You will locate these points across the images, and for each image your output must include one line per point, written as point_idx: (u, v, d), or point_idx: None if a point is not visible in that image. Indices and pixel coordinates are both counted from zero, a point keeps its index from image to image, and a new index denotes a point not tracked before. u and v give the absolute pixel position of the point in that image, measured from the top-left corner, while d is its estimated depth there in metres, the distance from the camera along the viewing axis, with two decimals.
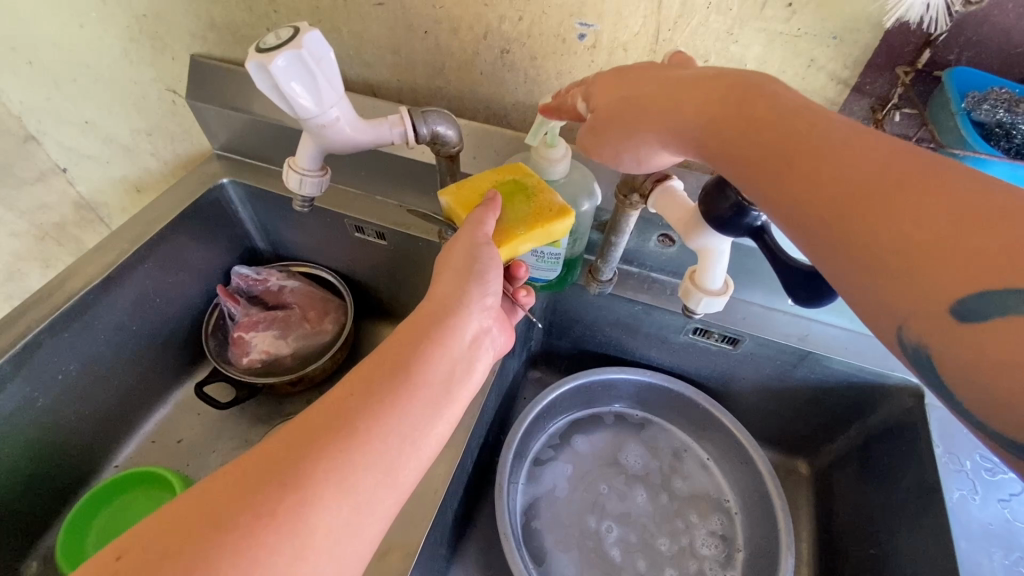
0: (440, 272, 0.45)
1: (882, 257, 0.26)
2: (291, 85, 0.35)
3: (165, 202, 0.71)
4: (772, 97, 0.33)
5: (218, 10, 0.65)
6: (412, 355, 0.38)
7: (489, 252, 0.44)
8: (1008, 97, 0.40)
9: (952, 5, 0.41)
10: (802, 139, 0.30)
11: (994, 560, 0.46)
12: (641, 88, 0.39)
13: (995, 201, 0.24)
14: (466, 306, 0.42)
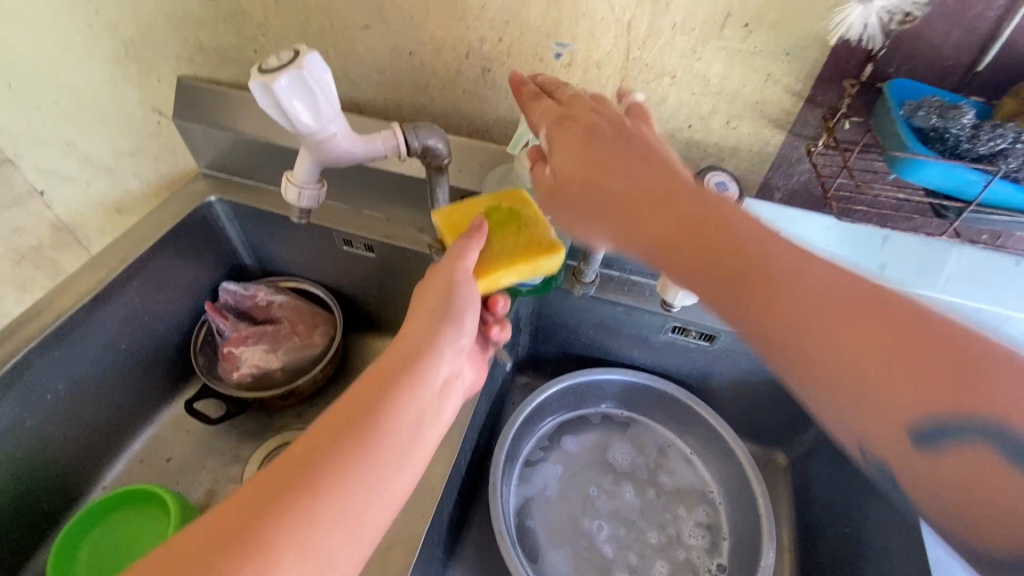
0: (413, 309, 0.46)
1: (848, 384, 0.30)
2: (293, 101, 0.37)
3: (153, 221, 0.72)
4: (725, 219, 0.36)
5: (205, 33, 0.67)
6: (381, 402, 0.37)
7: (465, 291, 0.46)
8: (938, 105, 0.44)
9: (889, 24, 0.45)
10: (761, 257, 0.34)
11: None
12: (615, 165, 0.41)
13: (931, 331, 0.29)
14: (436, 347, 0.42)
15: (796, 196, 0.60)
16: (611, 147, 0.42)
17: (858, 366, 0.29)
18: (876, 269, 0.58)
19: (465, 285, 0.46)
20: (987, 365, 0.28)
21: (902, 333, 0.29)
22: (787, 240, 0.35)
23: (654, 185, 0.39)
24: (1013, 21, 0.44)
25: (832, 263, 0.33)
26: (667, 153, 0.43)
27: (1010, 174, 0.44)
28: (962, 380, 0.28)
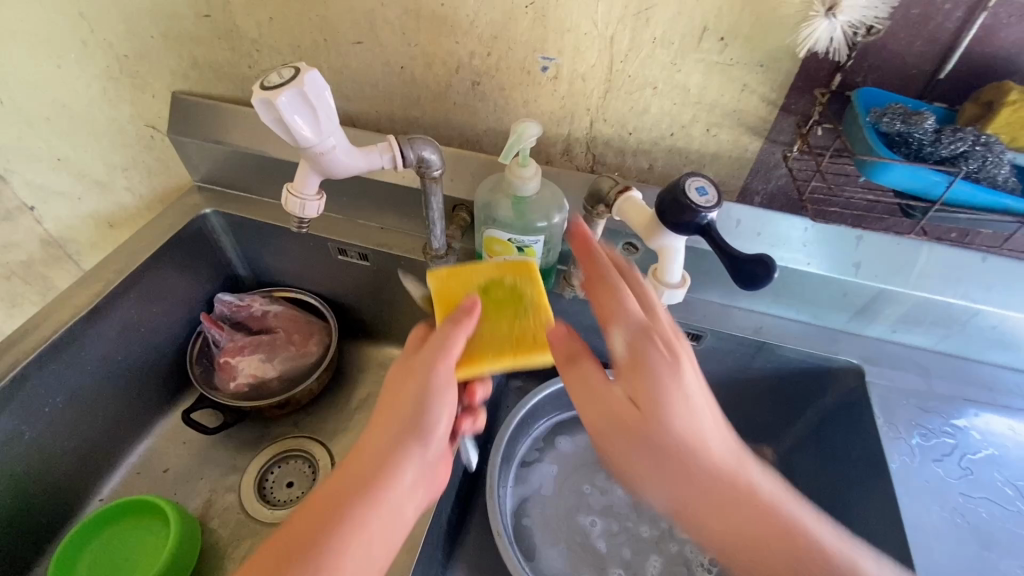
0: (383, 407, 0.47)
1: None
2: (295, 116, 0.39)
3: (149, 234, 0.73)
4: (745, 506, 0.44)
5: (200, 49, 0.68)
6: (318, 543, 0.40)
7: (433, 407, 0.45)
8: (901, 111, 0.47)
9: (849, 39, 0.49)
10: (788, 543, 0.43)
11: (933, 513, 0.53)
12: (682, 415, 0.45)
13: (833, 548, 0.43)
14: (387, 480, 0.43)
15: (775, 199, 0.63)
16: (682, 386, 0.45)
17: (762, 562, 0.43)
18: (852, 268, 0.60)
19: (429, 396, 0.45)
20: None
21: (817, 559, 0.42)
22: (799, 525, 0.44)
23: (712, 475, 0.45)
24: (971, 31, 0.48)
25: (799, 513, 0.45)
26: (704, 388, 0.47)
27: (971, 175, 0.47)
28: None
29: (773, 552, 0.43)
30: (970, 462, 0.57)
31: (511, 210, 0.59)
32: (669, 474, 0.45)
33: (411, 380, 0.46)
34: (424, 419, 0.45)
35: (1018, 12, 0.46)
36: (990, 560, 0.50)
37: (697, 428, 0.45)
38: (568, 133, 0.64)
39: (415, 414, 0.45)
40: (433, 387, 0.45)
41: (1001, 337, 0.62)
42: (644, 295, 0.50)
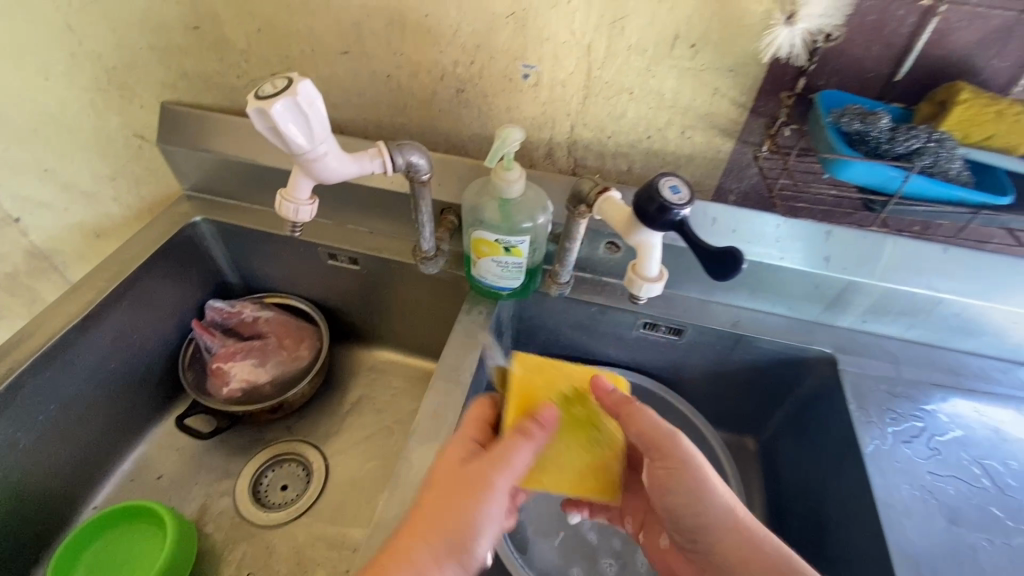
0: (434, 489, 0.46)
1: None
2: (288, 124, 0.41)
3: (139, 243, 0.74)
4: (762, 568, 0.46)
5: (189, 60, 0.70)
6: None
7: (485, 516, 0.45)
8: (858, 111, 0.51)
9: (807, 50, 0.53)
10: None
11: (903, 491, 0.56)
12: (703, 512, 0.49)
13: None
14: (425, 571, 0.42)
15: (748, 197, 0.66)
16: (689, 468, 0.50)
17: None
18: (821, 261, 0.63)
19: (474, 514, 0.44)
20: None
21: None
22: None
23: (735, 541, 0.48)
24: (923, 35, 0.51)
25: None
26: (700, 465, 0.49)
27: (925, 170, 0.50)
28: None
29: None
30: (937, 443, 0.60)
31: (497, 212, 0.62)
32: (716, 563, 0.49)
33: (462, 492, 0.45)
34: (464, 541, 0.43)
35: (967, 16, 0.50)
36: (959, 533, 0.53)
37: (730, 516, 0.49)
38: (550, 137, 0.67)
39: (455, 532, 0.43)
40: (478, 507, 0.44)
41: (962, 324, 0.65)
42: (646, 427, 0.50)
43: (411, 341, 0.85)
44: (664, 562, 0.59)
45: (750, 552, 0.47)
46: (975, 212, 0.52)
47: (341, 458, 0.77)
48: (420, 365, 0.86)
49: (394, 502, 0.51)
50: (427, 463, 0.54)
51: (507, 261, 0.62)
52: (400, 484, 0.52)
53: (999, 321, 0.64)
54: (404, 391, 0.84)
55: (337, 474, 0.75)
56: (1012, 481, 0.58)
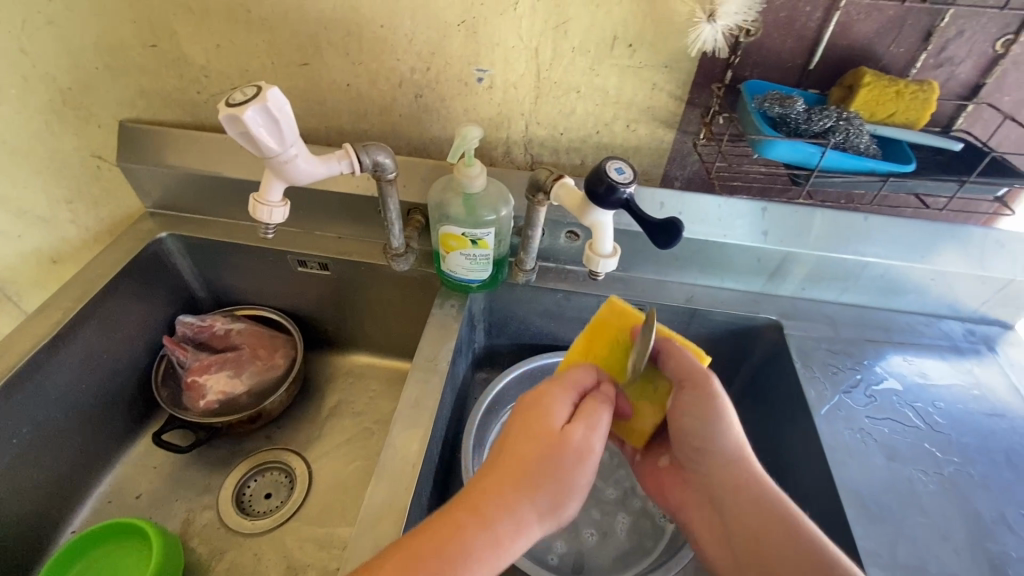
0: (528, 436, 0.48)
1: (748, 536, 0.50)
2: (259, 128, 0.44)
3: (104, 261, 0.74)
4: (747, 489, 0.51)
5: (148, 78, 0.71)
6: (449, 555, 0.41)
7: (582, 471, 0.47)
8: (777, 97, 0.57)
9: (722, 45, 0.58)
10: (767, 516, 0.49)
11: (843, 432, 0.62)
12: (713, 444, 0.52)
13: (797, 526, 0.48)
14: (524, 517, 0.44)
15: (692, 181, 0.72)
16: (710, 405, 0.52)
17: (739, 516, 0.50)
18: (762, 236, 0.69)
19: (573, 472, 0.46)
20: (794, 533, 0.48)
21: (781, 529, 0.48)
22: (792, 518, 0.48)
23: (726, 463, 0.52)
24: (829, 27, 0.58)
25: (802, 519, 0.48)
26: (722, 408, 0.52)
27: (840, 145, 0.57)
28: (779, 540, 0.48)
29: (749, 518, 0.50)
30: (873, 391, 0.66)
31: (462, 207, 0.65)
32: (708, 486, 0.53)
33: (562, 450, 0.47)
34: (558, 495, 0.46)
35: (865, 10, 0.57)
36: (897, 469, 0.59)
37: (735, 451, 0.52)
38: (507, 136, 0.71)
39: (552, 484, 0.45)
40: (578, 466, 0.47)
41: (890, 284, 0.72)
42: (685, 366, 0.53)
43: (386, 342, 0.87)
44: (657, 483, 0.59)
45: (745, 484, 0.51)
46: (885, 180, 0.58)
47: (323, 462, 0.78)
48: (397, 366, 0.88)
49: (381, 487, 0.54)
50: (410, 448, 0.56)
51: (474, 254, 0.66)
52: (385, 470, 0.55)
53: (921, 279, 0.71)
54: (382, 392, 0.85)
55: (321, 477, 0.76)
56: (941, 419, 0.64)
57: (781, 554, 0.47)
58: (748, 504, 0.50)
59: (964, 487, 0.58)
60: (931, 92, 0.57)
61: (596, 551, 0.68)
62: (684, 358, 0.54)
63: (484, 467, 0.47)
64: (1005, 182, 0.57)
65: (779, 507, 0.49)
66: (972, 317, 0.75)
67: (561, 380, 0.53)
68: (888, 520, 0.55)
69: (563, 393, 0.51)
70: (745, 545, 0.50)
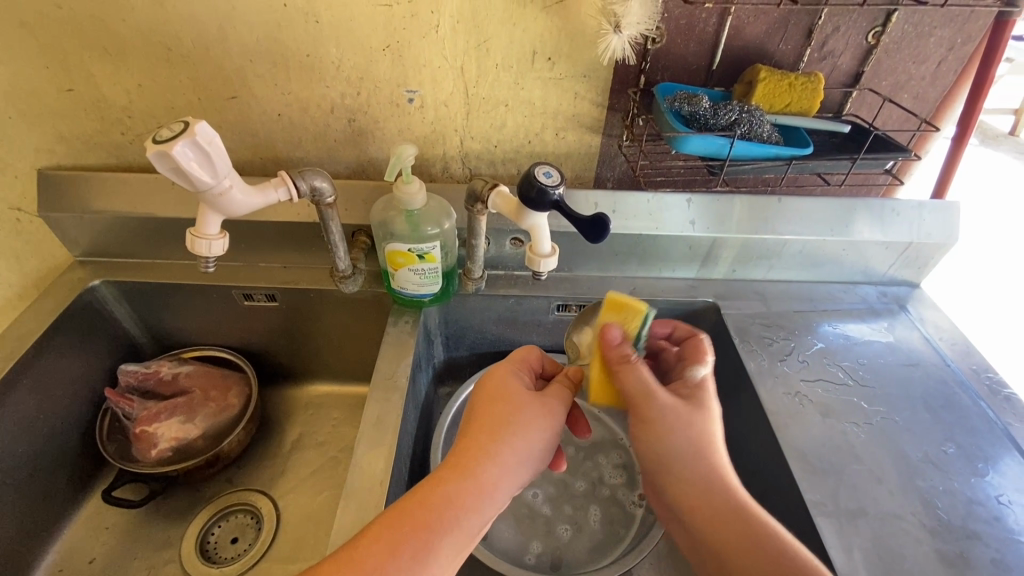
0: (494, 400, 0.51)
1: (718, 545, 0.47)
2: (190, 162, 0.45)
3: (33, 316, 0.71)
4: (716, 502, 0.48)
5: (66, 123, 0.69)
6: (433, 500, 0.45)
7: (545, 421, 0.51)
8: (685, 96, 0.63)
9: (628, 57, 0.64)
10: (739, 525, 0.47)
11: (783, 396, 0.67)
12: (666, 463, 0.50)
13: (769, 532, 0.46)
14: (501, 464, 0.48)
15: (622, 181, 0.77)
16: (650, 423, 0.50)
17: (706, 527, 0.48)
18: (692, 225, 0.74)
19: (539, 420, 0.51)
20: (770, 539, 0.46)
21: (753, 535, 0.46)
22: (765, 526, 0.46)
23: (689, 479, 0.49)
24: (725, 31, 0.64)
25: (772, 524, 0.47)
26: (670, 426, 0.49)
27: (745, 136, 0.62)
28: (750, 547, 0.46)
29: (718, 529, 0.47)
30: (805, 356, 0.72)
31: (405, 224, 0.67)
32: (671, 500, 0.50)
33: (525, 400, 0.52)
34: (529, 440, 0.50)
35: (752, 13, 0.63)
36: (832, 423, 0.64)
37: (701, 466, 0.49)
38: (443, 152, 0.73)
39: (522, 431, 0.50)
40: (543, 416, 0.51)
41: (809, 258, 0.79)
42: (634, 387, 0.51)
43: (345, 368, 0.86)
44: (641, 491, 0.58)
45: (707, 494, 0.48)
46: (789, 164, 0.64)
47: (290, 497, 0.75)
48: (358, 390, 0.88)
49: (350, 509, 0.53)
50: (376, 466, 0.56)
51: (423, 268, 0.67)
52: (352, 492, 0.54)
53: (835, 251, 0.78)
54: (345, 419, 0.84)
55: (290, 512, 0.74)
56: (865, 374, 0.70)
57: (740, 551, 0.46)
58: (716, 516, 0.47)
59: (892, 433, 0.64)
60: (817, 83, 0.64)
61: (573, 544, 0.70)
62: (618, 311, 0.55)
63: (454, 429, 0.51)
64: (889, 156, 0.64)
65: (739, 501, 0.48)
66: (883, 280, 0.83)
67: (512, 358, 0.57)
68: (829, 472, 0.60)
69: (516, 362, 0.57)
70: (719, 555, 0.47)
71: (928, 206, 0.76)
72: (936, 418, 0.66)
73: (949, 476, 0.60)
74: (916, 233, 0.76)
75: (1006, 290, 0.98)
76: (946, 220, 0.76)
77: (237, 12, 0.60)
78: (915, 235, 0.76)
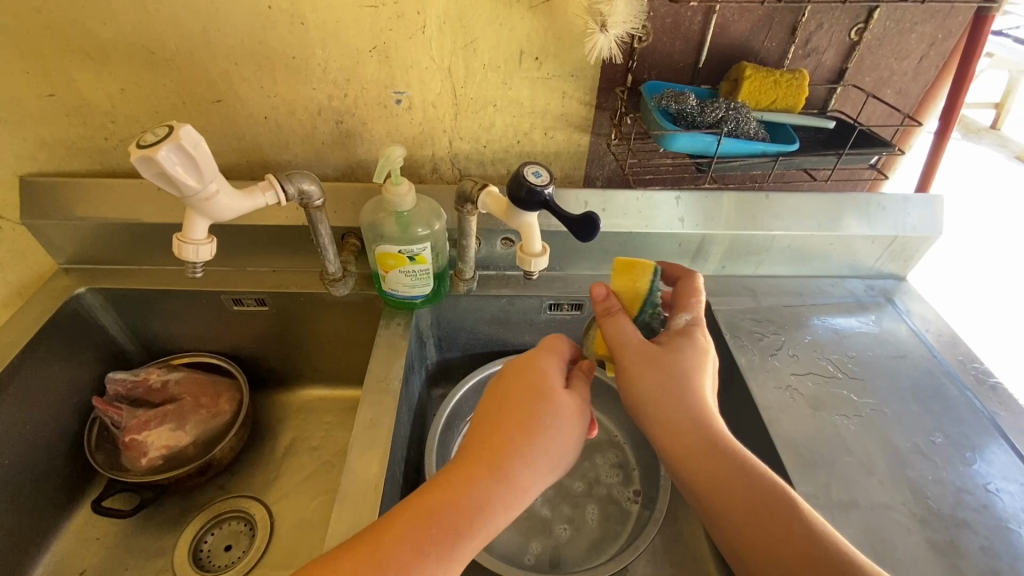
0: (527, 393, 0.50)
1: (696, 481, 0.47)
2: (175, 167, 0.44)
3: (17, 326, 0.70)
4: (685, 436, 0.48)
5: (48, 129, 0.68)
6: (462, 500, 0.44)
7: (578, 421, 0.50)
8: (671, 95, 0.63)
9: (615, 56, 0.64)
10: (711, 457, 0.47)
11: (774, 390, 0.68)
12: (642, 403, 0.50)
13: (742, 464, 0.46)
14: (533, 469, 0.47)
15: (611, 180, 0.78)
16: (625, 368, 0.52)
17: (682, 465, 0.48)
18: (681, 223, 0.74)
19: (574, 424, 0.50)
20: (744, 470, 0.46)
21: (727, 466, 0.46)
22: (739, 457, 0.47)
23: (660, 417, 0.49)
24: (710, 28, 0.64)
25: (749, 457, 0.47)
26: (636, 366, 0.51)
27: (733, 133, 0.63)
28: (725, 478, 0.46)
29: (691, 463, 0.47)
30: (795, 350, 0.73)
31: (395, 225, 0.67)
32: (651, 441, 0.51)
33: (563, 400, 0.50)
34: (563, 448, 0.49)
35: (737, 11, 0.63)
36: (823, 416, 0.65)
37: (673, 401, 0.49)
38: (432, 153, 0.73)
39: (558, 437, 0.48)
40: (580, 420, 0.50)
41: (797, 253, 0.80)
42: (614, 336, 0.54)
43: (337, 372, 0.86)
44: None
45: (678, 428, 0.48)
46: (776, 160, 0.64)
47: (284, 503, 0.75)
48: (351, 394, 0.87)
49: (345, 513, 0.53)
50: (371, 470, 0.56)
51: (414, 270, 0.67)
52: (346, 496, 0.54)
53: (822, 246, 0.79)
54: (338, 424, 0.84)
55: (284, 518, 0.73)
56: (854, 366, 0.71)
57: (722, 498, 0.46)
58: (688, 449, 0.48)
59: (882, 423, 0.65)
60: (801, 80, 0.65)
61: (569, 543, 0.70)
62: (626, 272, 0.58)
63: (486, 422, 0.49)
64: (872, 151, 0.64)
65: (711, 433, 0.48)
66: (871, 274, 0.84)
67: (546, 347, 0.55)
68: (821, 464, 0.60)
69: (553, 355, 0.54)
70: (699, 489, 0.47)
71: (912, 200, 0.77)
72: (925, 408, 0.67)
73: (938, 466, 0.61)
74: (901, 227, 0.77)
75: (988, 282, 0.99)
76: (930, 213, 0.77)
77: (221, 14, 0.60)
78: (900, 228, 0.77)
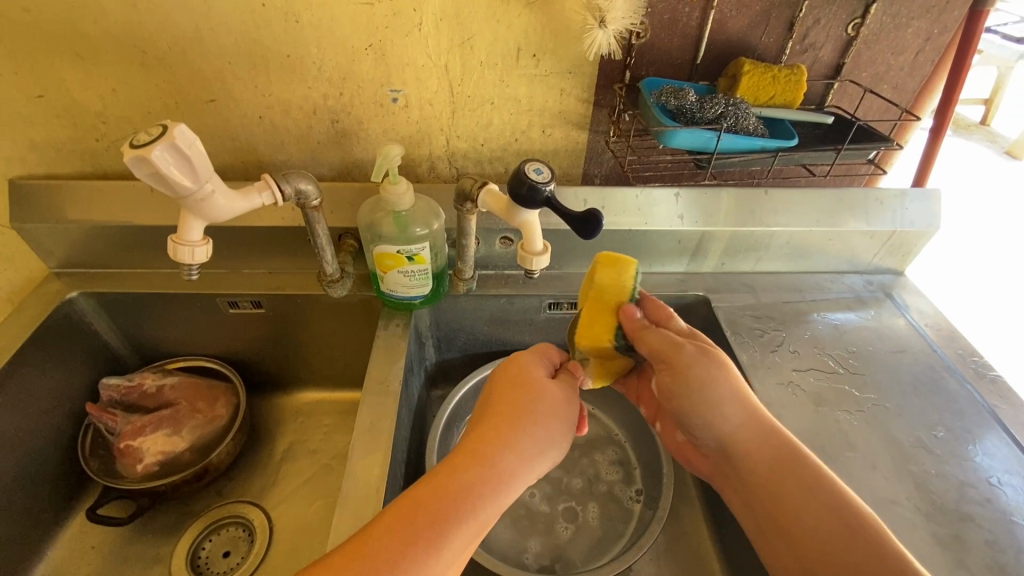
0: (504, 388, 0.52)
1: (777, 493, 0.46)
2: (169, 166, 0.43)
3: (8, 331, 0.69)
4: (762, 448, 0.48)
5: (38, 131, 0.67)
6: (448, 487, 0.43)
7: (555, 406, 0.51)
8: (671, 91, 0.63)
9: (613, 53, 0.64)
10: (789, 466, 0.47)
11: (776, 387, 0.67)
12: (715, 414, 0.50)
13: (818, 475, 0.46)
14: (518, 453, 0.47)
15: (610, 177, 0.77)
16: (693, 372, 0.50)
17: (761, 477, 0.47)
18: (680, 220, 0.74)
19: (555, 411, 0.51)
20: (821, 480, 0.46)
21: (804, 476, 0.46)
22: (815, 466, 0.46)
23: (737, 428, 0.49)
24: (708, 24, 0.64)
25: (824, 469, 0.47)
26: (705, 369, 0.50)
27: (732, 129, 0.63)
28: (805, 486, 0.45)
29: (772, 473, 0.47)
30: (796, 346, 0.73)
31: (393, 225, 0.66)
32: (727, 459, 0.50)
33: (544, 390, 0.52)
34: (545, 433, 0.49)
35: (735, 7, 0.63)
36: (825, 412, 0.65)
37: (747, 409, 0.49)
38: (429, 152, 0.72)
39: (540, 424, 0.49)
40: (561, 408, 0.52)
41: (795, 249, 0.80)
42: (655, 345, 0.53)
43: (335, 374, 0.85)
44: (690, 463, 0.56)
45: (753, 439, 0.48)
46: (776, 155, 0.64)
47: (282, 507, 0.74)
48: (349, 396, 0.86)
49: (345, 517, 0.52)
50: (371, 473, 0.55)
51: (412, 270, 0.66)
52: (347, 500, 0.53)
53: (820, 242, 0.79)
54: (337, 426, 0.83)
55: (283, 523, 0.72)
56: (855, 362, 0.71)
57: (804, 509, 0.44)
58: (766, 459, 0.47)
59: (884, 419, 0.65)
60: (800, 75, 0.65)
61: (572, 542, 0.69)
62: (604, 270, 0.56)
63: (473, 419, 0.50)
64: (871, 146, 0.64)
65: (787, 443, 0.48)
66: (869, 269, 0.84)
67: (535, 350, 0.58)
68: (824, 460, 0.60)
69: (535, 355, 0.57)
70: (783, 501, 0.45)
71: (910, 195, 0.77)
72: (926, 403, 0.67)
73: (940, 460, 0.61)
74: (899, 223, 0.77)
75: (986, 277, 1.00)
76: (928, 208, 0.77)
77: (213, 13, 0.59)
78: (898, 223, 0.77)
